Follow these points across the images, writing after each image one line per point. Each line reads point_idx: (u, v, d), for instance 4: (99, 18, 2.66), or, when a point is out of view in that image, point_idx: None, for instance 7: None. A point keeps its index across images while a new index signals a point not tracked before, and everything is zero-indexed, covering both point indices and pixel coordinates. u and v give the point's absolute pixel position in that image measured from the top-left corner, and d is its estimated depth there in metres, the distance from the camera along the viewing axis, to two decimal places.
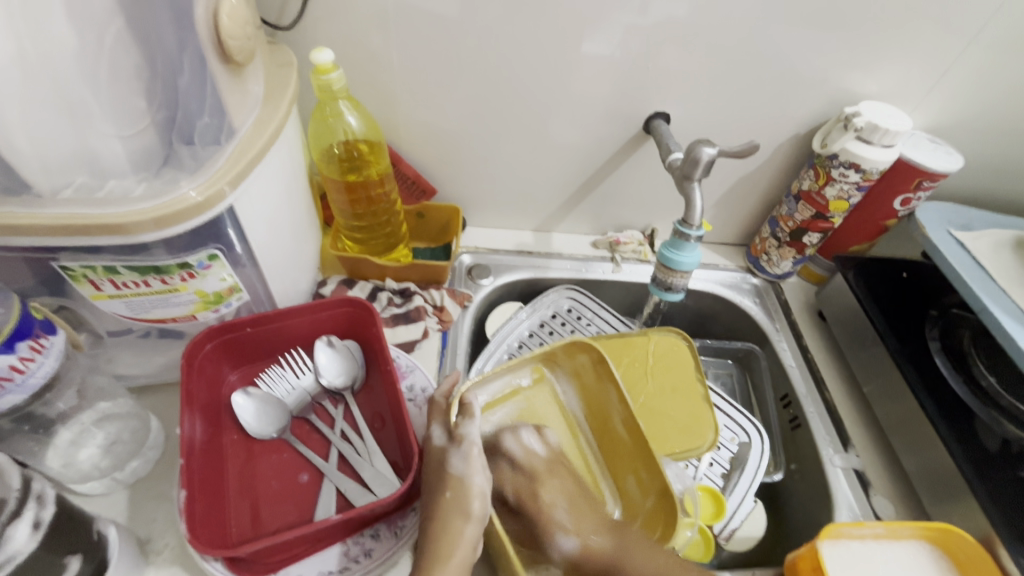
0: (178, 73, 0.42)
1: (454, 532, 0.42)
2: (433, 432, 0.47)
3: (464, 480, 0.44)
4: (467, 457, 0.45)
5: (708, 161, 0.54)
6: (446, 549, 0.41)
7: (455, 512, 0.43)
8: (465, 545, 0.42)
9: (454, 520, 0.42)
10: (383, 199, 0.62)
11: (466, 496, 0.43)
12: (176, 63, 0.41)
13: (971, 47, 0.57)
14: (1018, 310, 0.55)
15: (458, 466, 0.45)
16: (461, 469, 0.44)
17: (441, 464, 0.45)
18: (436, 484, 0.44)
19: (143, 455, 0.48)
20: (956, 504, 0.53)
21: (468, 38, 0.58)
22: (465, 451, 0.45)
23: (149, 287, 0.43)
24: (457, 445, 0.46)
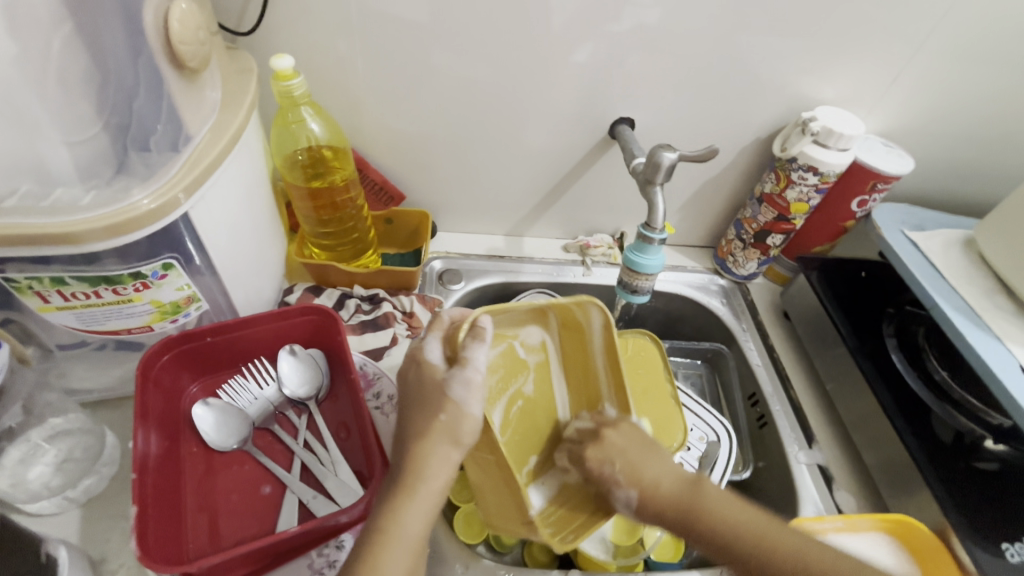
0: (128, 79, 0.41)
1: (437, 457, 0.41)
2: (431, 342, 0.45)
3: (461, 406, 0.42)
4: (468, 385, 0.42)
5: (669, 165, 0.55)
6: (420, 473, 0.40)
7: (445, 439, 0.41)
8: (446, 472, 0.41)
9: (439, 444, 0.41)
10: (349, 205, 0.62)
11: (461, 419, 0.42)
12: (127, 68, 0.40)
13: (916, 54, 0.60)
14: (967, 307, 0.58)
15: (458, 392, 0.42)
16: (461, 396, 0.42)
17: (441, 386, 0.42)
18: (431, 404, 0.42)
19: (97, 472, 0.47)
20: (912, 498, 0.54)
21: (433, 43, 0.58)
22: (467, 378, 0.42)
23: (101, 299, 0.42)
24: (460, 370, 0.43)
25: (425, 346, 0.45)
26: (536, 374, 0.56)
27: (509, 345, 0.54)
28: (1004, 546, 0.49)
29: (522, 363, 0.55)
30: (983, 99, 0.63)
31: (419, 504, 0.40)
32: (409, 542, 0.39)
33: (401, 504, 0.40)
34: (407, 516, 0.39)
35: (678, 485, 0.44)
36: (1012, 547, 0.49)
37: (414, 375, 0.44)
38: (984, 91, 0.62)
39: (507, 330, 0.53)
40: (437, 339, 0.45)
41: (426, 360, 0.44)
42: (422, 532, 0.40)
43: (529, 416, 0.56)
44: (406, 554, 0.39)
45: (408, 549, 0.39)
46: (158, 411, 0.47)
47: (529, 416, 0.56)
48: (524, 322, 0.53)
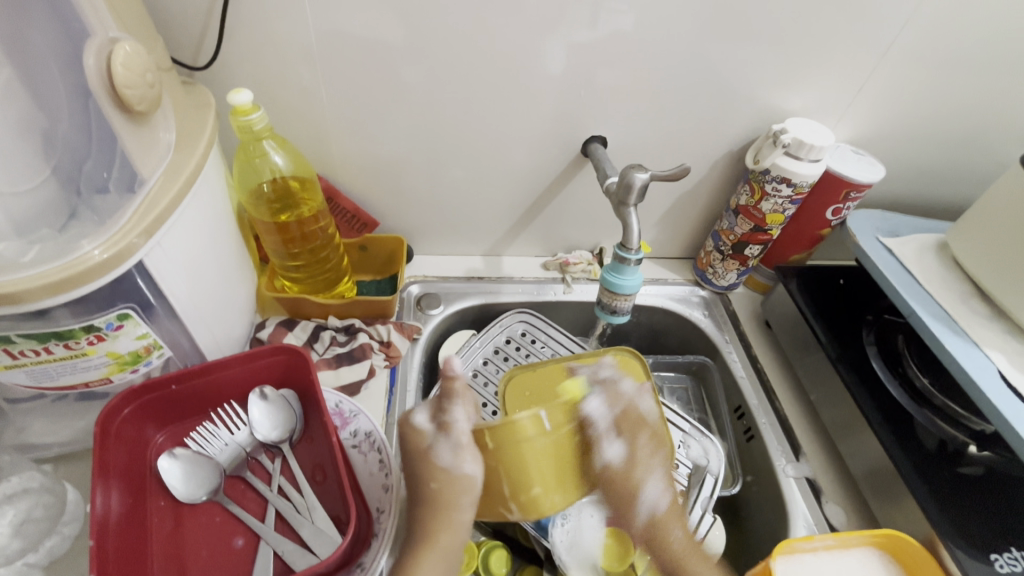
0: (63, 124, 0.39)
1: (443, 527, 0.47)
2: (460, 441, 0.46)
3: (451, 471, 0.46)
4: (455, 449, 0.47)
5: (641, 186, 0.54)
6: (433, 535, 0.47)
7: (446, 503, 0.47)
8: (455, 533, 0.47)
9: (449, 512, 0.47)
10: (319, 235, 0.60)
11: (450, 488, 0.46)
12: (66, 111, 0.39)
13: (882, 62, 0.60)
14: (944, 313, 0.58)
15: (446, 458, 0.47)
16: (449, 461, 0.46)
17: (429, 455, 0.47)
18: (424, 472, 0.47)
19: (59, 533, 0.44)
20: (897, 505, 0.55)
21: (401, 67, 0.57)
22: (453, 443, 0.46)
23: (51, 355, 0.40)
24: (446, 437, 0.47)
25: (434, 448, 0.47)
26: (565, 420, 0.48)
27: (636, 412, 0.55)
28: (993, 556, 0.49)
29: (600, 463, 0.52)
30: (949, 104, 0.64)
31: (443, 555, 0.46)
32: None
33: (414, 561, 0.46)
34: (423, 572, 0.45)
35: (686, 545, 0.51)
36: (1001, 558, 0.49)
37: (441, 486, 0.46)
38: (949, 94, 0.63)
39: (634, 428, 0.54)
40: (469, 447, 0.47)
41: (419, 429, 0.48)
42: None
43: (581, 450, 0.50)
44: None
45: (440, 557, 0.46)
46: (122, 467, 0.45)
47: (557, 464, 0.47)
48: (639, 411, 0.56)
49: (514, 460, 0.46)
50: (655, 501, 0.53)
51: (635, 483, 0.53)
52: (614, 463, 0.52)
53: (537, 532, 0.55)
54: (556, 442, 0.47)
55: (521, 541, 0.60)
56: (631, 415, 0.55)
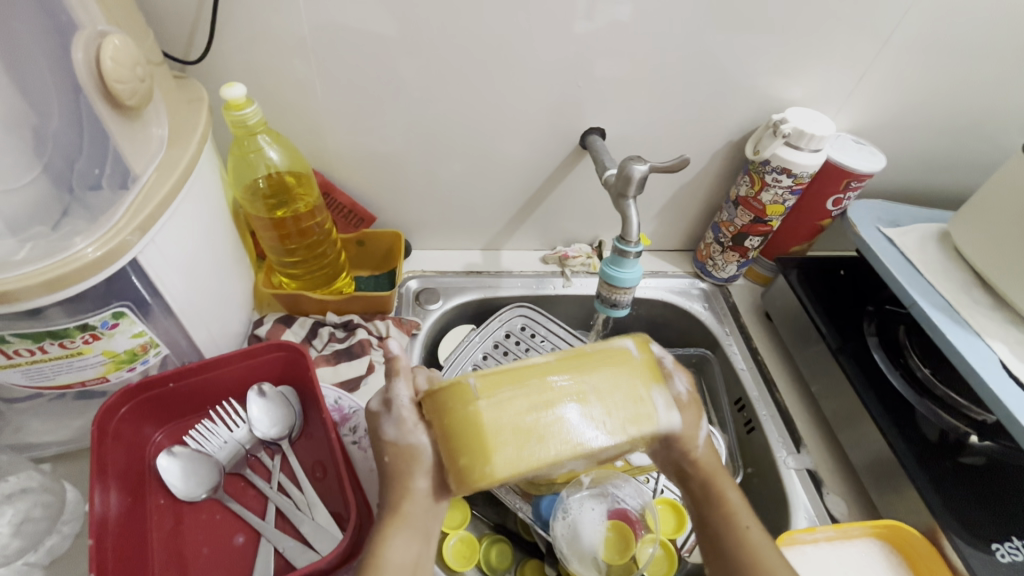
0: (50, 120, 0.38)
1: (404, 499, 0.40)
2: (400, 413, 0.40)
3: (398, 445, 0.40)
4: (399, 423, 0.40)
5: (640, 178, 0.54)
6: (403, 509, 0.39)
7: (400, 476, 0.40)
8: (423, 510, 0.40)
9: (418, 482, 0.40)
10: (315, 230, 0.60)
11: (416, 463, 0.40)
12: (52, 107, 0.38)
13: (884, 50, 0.59)
14: (945, 303, 0.58)
15: (391, 432, 0.40)
16: (393, 434, 0.40)
17: (377, 429, 0.42)
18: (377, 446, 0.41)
19: (58, 532, 0.45)
20: (898, 495, 0.55)
21: (397, 60, 0.56)
22: (396, 419, 0.40)
23: (46, 354, 0.40)
24: (390, 412, 0.41)
25: (376, 416, 0.41)
26: (611, 384, 0.39)
27: (587, 395, 0.39)
28: (994, 546, 0.49)
29: (597, 427, 0.38)
30: (950, 92, 0.63)
31: (414, 530, 0.39)
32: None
33: (385, 533, 0.39)
34: (392, 549, 0.38)
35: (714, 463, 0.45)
36: (1002, 547, 0.49)
37: (393, 456, 0.40)
38: (951, 82, 0.62)
39: (618, 393, 0.39)
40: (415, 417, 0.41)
41: (368, 410, 0.42)
42: (410, 560, 0.39)
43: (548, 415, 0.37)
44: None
45: (408, 569, 0.38)
46: (121, 466, 0.45)
47: (520, 426, 0.37)
48: (624, 378, 0.40)
49: (460, 431, 0.36)
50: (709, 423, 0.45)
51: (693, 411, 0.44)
52: (684, 387, 0.44)
53: (538, 525, 0.57)
54: (515, 396, 0.37)
55: (523, 535, 0.61)
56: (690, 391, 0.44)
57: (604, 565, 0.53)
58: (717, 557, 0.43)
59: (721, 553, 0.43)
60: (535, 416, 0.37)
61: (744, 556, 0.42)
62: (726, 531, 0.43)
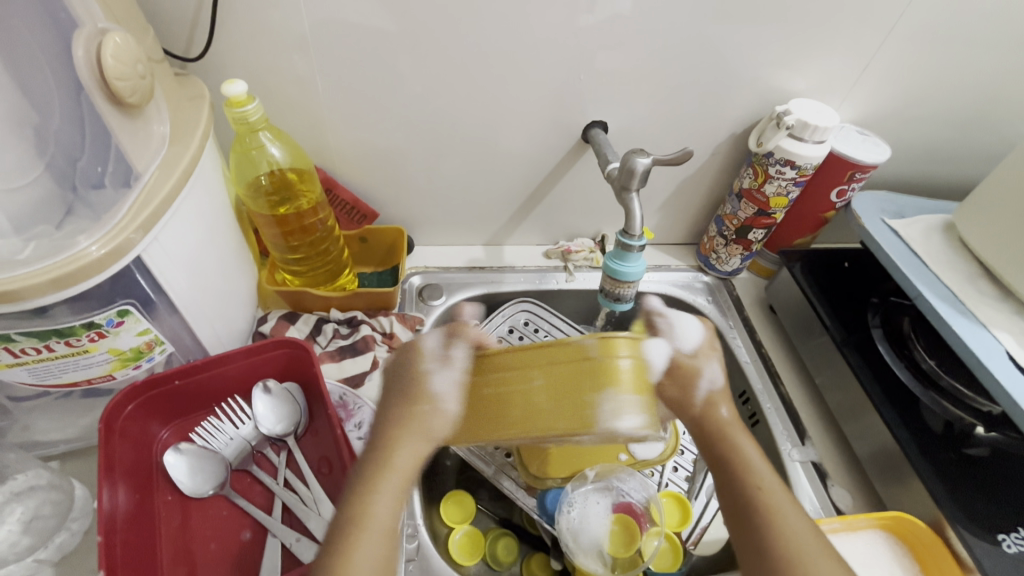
0: None
1: (408, 450, 0.39)
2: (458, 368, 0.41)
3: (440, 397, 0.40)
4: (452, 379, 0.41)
5: (643, 171, 0.53)
6: (390, 462, 0.39)
7: (417, 430, 0.40)
8: (417, 465, 0.40)
9: (412, 438, 0.40)
10: (318, 227, 0.60)
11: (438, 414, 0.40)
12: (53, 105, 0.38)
13: (888, 40, 0.59)
14: (951, 294, 0.57)
15: (439, 385, 0.41)
16: (440, 389, 0.41)
17: (420, 377, 0.41)
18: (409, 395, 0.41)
19: (66, 529, 0.45)
20: (903, 487, 0.55)
21: (398, 55, 0.56)
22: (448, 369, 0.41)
23: (53, 352, 0.40)
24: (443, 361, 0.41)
25: (429, 373, 0.41)
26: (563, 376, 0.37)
27: (531, 390, 0.37)
28: (1000, 537, 0.49)
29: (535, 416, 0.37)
30: (955, 83, 0.63)
31: (405, 484, 0.39)
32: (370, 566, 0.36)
33: (367, 490, 0.38)
34: (377, 504, 0.37)
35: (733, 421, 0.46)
36: (1008, 538, 0.49)
37: (423, 403, 0.40)
38: (956, 72, 0.62)
39: (572, 387, 0.36)
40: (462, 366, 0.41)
41: (423, 351, 0.43)
42: (395, 517, 0.38)
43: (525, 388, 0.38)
44: (378, 539, 0.37)
45: (379, 535, 0.37)
46: (128, 463, 0.45)
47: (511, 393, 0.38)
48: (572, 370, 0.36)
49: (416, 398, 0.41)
50: (714, 378, 0.47)
51: (689, 368, 0.46)
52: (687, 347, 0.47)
53: (544, 519, 0.57)
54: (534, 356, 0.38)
55: (528, 529, 0.61)
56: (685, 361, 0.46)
57: (609, 558, 0.53)
58: (737, 516, 0.42)
59: (739, 510, 0.42)
60: (481, 399, 0.40)
61: (760, 509, 0.41)
62: (746, 489, 0.42)
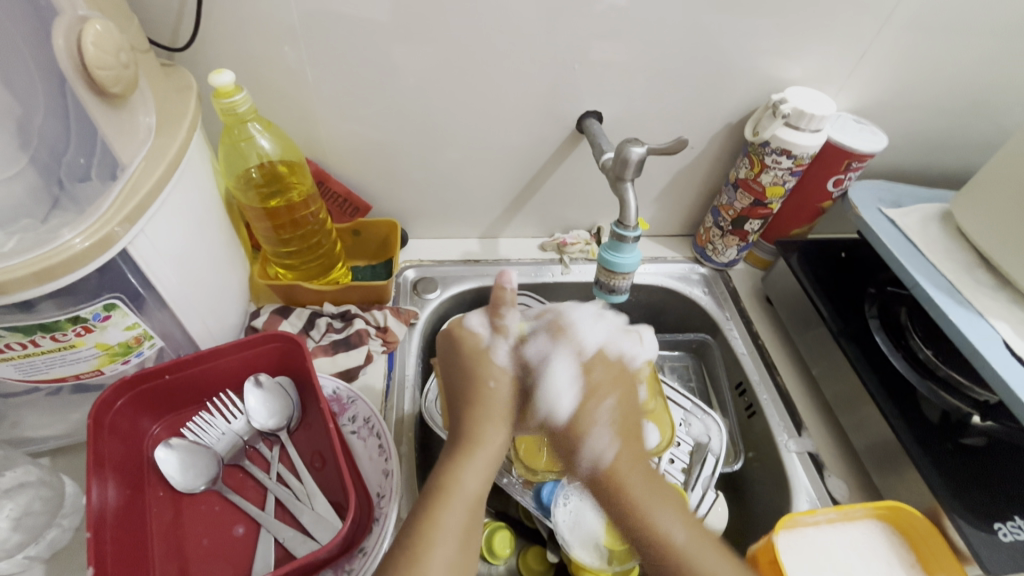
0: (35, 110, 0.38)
1: (487, 427, 0.45)
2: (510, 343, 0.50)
3: (501, 370, 0.49)
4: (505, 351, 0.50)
5: (637, 161, 0.53)
6: (477, 439, 0.44)
7: (490, 404, 0.47)
8: (500, 437, 0.45)
9: (491, 415, 0.46)
10: (310, 220, 0.59)
11: (504, 386, 0.48)
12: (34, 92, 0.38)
13: (886, 27, 0.58)
14: (948, 284, 0.57)
15: (499, 359, 0.50)
16: (501, 361, 0.49)
17: (483, 354, 0.49)
18: (477, 373, 0.48)
19: (59, 525, 0.44)
20: (900, 477, 0.54)
21: (389, 45, 0.55)
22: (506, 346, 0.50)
23: (39, 347, 0.39)
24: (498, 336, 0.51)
25: (490, 349, 0.50)
26: None
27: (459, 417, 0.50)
28: (996, 525, 0.49)
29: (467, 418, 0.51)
30: (953, 70, 0.62)
31: (486, 459, 0.44)
32: (453, 530, 0.39)
33: (459, 462, 0.43)
34: (464, 474, 0.42)
35: (643, 488, 0.45)
36: (1005, 527, 0.49)
37: (495, 384, 0.48)
38: (956, 59, 0.61)
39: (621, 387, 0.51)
40: (515, 351, 0.50)
41: (469, 332, 0.51)
42: (480, 488, 0.42)
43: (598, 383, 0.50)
44: (463, 507, 0.41)
45: (467, 504, 0.41)
46: (118, 458, 0.45)
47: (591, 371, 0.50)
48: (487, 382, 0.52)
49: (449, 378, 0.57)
50: (600, 450, 0.47)
51: (579, 419, 0.48)
52: (564, 416, 0.49)
53: (539, 512, 0.56)
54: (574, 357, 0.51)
55: (525, 522, 0.61)
56: (612, 361, 0.52)
57: (605, 551, 0.53)
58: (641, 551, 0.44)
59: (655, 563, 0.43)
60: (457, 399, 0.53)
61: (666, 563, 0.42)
62: (649, 535, 0.43)
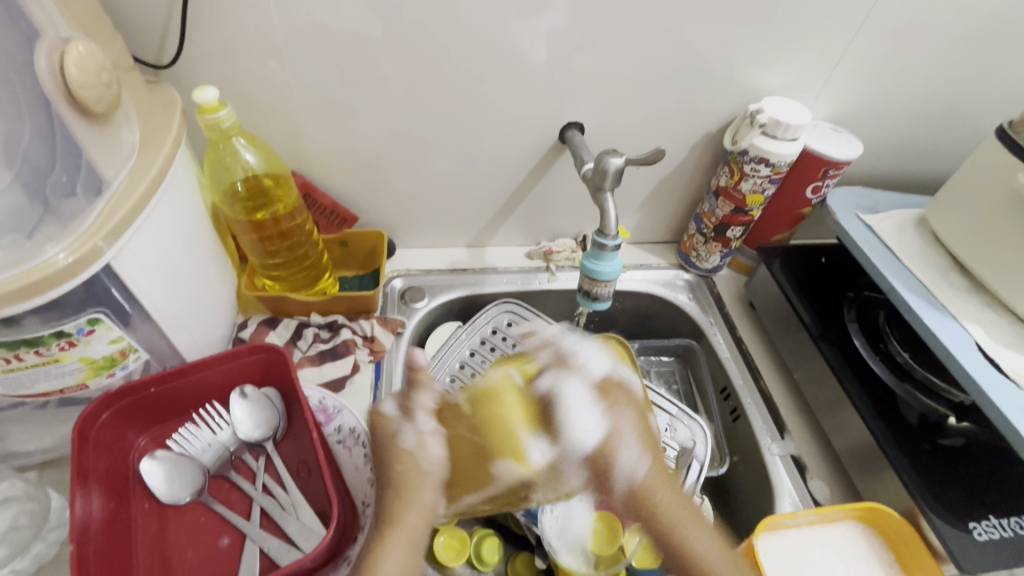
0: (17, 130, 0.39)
1: (408, 508, 0.43)
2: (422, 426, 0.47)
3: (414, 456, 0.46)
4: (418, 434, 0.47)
5: (616, 171, 0.54)
6: (400, 512, 0.43)
7: (408, 481, 0.44)
8: (421, 513, 0.43)
9: (417, 491, 0.44)
10: (296, 231, 0.60)
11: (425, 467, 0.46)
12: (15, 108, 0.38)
13: (858, 37, 0.60)
14: (922, 288, 0.58)
15: (409, 442, 0.46)
16: (411, 444, 0.46)
17: (395, 439, 0.47)
18: (388, 458, 0.46)
19: (45, 539, 0.44)
20: (880, 479, 0.55)
21: (373, 59, 0.56)
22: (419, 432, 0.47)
23: (23, 362, 0.40)
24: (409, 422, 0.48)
25: (400, 432, 0.47)
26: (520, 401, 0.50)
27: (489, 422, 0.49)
28: (971, 524, 0.50)
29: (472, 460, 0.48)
30: (925, 78, 0.64)
31: (410, 539, 0.42)
32: None
33: (378, 543, 0.41)
34: (387, 555, 0.40)
35: (658, 474, 0.46)
36: (979, 526, 0.49)
37: (406, 466, 0.45)
38: (927, 68, 0.63)
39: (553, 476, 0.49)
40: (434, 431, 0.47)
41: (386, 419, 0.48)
42: (402, 567, 0.40)
43: (478, 466, 0.48)
44: None
45: None
46: (103, 472, 0.45)
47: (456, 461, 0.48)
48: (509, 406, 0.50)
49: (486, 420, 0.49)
50: (618, 421, 0.48)
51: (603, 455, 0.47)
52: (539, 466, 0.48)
53: (528, 520, 0.57)
54: (464, 464, 0.47)
55: (513, 530, 0.61)
56: (608, 389, 0.50)
57: (592, 556, 0.53)
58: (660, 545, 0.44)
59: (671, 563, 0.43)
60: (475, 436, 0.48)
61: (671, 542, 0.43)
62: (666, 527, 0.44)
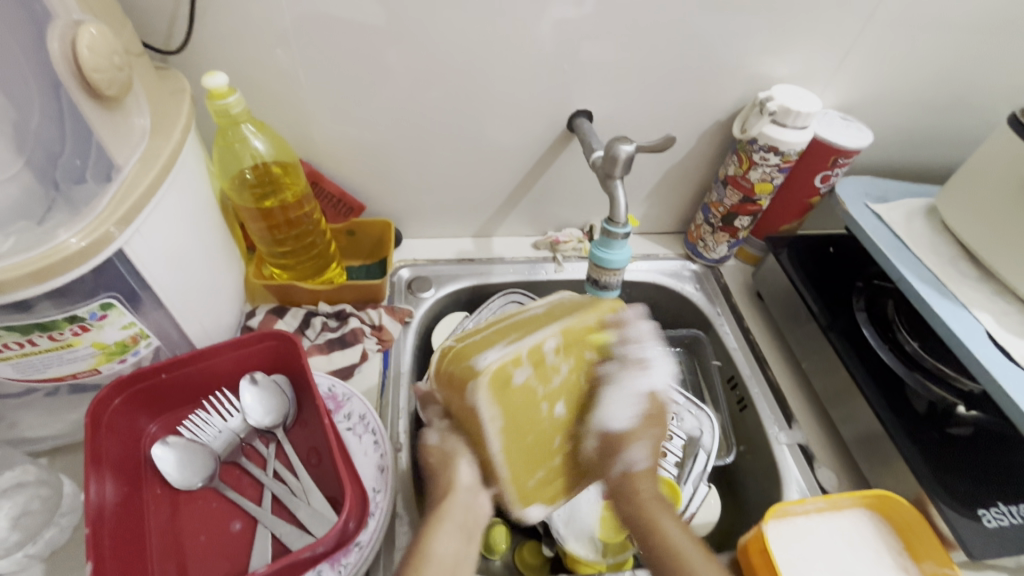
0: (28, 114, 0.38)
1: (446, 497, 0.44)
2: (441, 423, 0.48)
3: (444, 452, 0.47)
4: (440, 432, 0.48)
5: (626, 158, 0.54)
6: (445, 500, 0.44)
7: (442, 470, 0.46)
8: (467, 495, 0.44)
9: (459, 480, 0.45)
10: (304, 220, 0.60)
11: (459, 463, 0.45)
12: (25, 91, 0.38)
13: (870, 24, 0.59)
14: (932, 277, 0.58)
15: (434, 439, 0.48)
16: (436, 439, 0.48)
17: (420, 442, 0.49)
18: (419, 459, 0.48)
19: (57, 524, 0.45)
20: (888, 469, 0.55)
21: (382, 46, 0.56)
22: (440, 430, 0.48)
23: (36, 346, 0.40)
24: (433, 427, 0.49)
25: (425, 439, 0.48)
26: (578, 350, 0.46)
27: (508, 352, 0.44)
28: (981, 512, 0.50)
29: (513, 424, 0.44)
30: (936, 67, 0.63)
31: (458, 526, 0.43)
32: None
33: (431, 527, 0.42)
34: (436, 540, 0.41)
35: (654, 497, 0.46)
36: (988, 513, 0.50)
37: (435, 459, 0.46)
38: (939, 55, 0.62)
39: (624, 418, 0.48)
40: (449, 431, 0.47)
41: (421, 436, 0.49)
42: (454, 555, 0.41)
43: (531, 410, 0.44)
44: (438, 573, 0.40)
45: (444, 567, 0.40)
46: (116, 457, 0.45)
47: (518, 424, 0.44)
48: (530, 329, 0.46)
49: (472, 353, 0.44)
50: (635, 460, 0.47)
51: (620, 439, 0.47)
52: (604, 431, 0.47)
53: None
54: (514, 410, 0.43)
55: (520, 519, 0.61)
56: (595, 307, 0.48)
57: (600, 544, 0.53)
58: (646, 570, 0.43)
59: None
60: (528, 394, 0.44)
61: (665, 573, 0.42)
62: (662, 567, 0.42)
